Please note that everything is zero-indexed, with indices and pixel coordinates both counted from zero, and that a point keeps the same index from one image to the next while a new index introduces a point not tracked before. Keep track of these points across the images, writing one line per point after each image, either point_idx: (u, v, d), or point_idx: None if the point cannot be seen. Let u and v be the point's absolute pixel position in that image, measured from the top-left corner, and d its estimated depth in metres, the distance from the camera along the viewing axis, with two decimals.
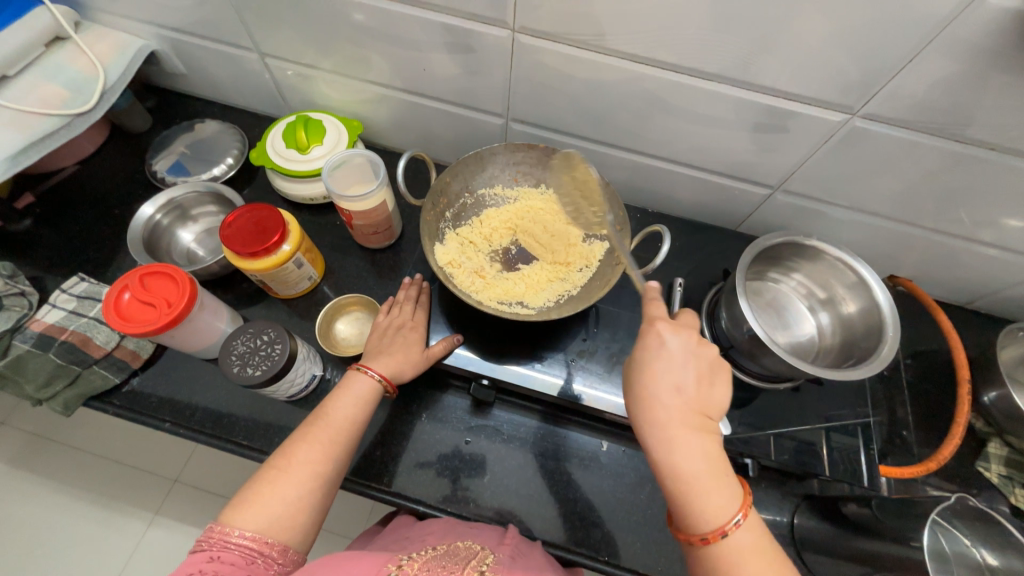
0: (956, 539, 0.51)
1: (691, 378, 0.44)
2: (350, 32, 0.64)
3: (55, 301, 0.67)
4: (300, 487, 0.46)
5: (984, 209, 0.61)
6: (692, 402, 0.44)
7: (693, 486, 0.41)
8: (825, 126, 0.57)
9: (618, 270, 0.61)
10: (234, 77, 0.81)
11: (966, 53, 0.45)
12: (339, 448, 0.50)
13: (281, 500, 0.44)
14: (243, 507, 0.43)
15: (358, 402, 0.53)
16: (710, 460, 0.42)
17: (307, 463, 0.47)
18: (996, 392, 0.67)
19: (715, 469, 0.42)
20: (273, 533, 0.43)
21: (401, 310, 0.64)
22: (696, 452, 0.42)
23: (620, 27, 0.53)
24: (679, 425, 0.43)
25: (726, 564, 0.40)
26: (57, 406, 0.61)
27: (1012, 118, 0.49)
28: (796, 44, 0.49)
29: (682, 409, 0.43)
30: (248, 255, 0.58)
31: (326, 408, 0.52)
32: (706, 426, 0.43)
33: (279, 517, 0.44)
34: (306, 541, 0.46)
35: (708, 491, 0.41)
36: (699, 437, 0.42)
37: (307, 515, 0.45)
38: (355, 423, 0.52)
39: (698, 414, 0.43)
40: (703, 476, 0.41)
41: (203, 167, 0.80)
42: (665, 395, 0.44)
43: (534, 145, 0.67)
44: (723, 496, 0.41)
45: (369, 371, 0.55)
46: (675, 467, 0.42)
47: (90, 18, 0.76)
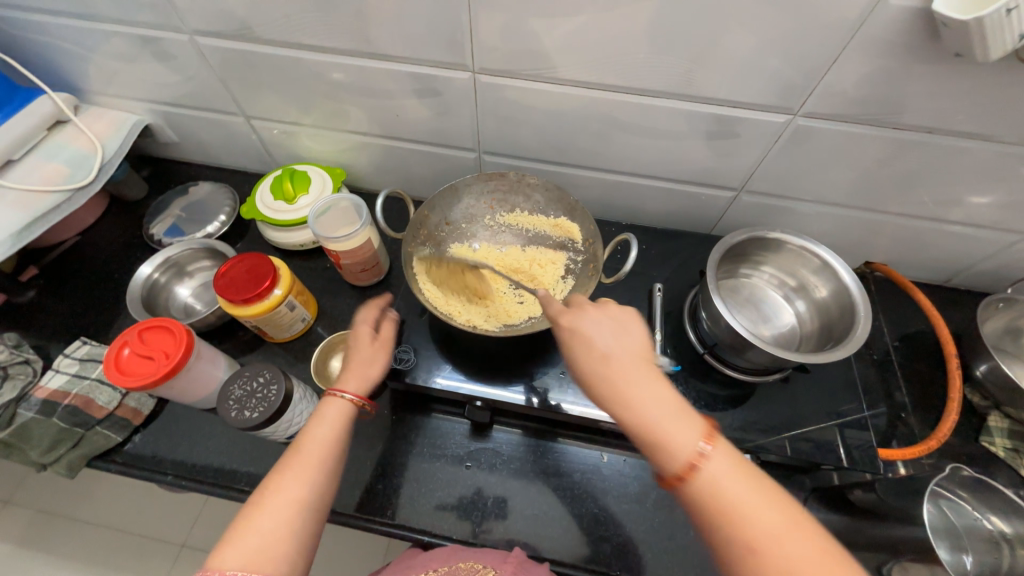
0: (963, 511, 0.53)
1: (613, 336, 0.46)
2: (327, 88, 0.70)
3: (58, 366, 0.69)
4: (276, 518, 0.44)
5: (940, 189, 0.64)
6: (623, 355, 0.44)
7: (656, 429, 0.40)
8: (771, 127, 0.61)
9: (594, 279, 0.64)
10: (224, 141, 0.86)
11: (883, 49, 0.50)
12: (313, 472, 0.48)
13: (259, 533, 0.43)
14: (225, 546, 0.43)
15: (333, 424, 0.51)
16: (661, 400, 0.42)
17: (284, 492, 0.46)
18: (986, 364, 0.68)
19: (668, 407, 0.41)
20: (254, 569, 0.42)
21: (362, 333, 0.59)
22: (644, 394, 0.42)
23: (568, 58, 0.58)
24: (621, 377, 0.43)
25: (711, 498, 0.38)
26: (61, 469, 0.61)
27: (940, 102, 0.53)
28: (728, 57, 0.54)
29: (614, 363, 0.44)
30: (241, 301, 0.61)
31: (302, 436, 0.51)
32: (648, 369, 0.44)
33: (258, 552, 0.42)
34: (298, 572, 0.44)
35: (669, 427, 0.40)
36: (647, 382, 0.43)
37: (288, 545, 0.44)
38: (332, 444, 0.50)
39: (634, 361, 0.44)
40: (661, 420, 0.41)
41: (197, 227, 0.84)
42: (592, 359, 0.45)
43: (504, 174, 0.72)
44: (684, 428, 0.40)
45: (343, 394, 0.53)
46: (633, 417, 0.42)
47: (88, 101, 0.82)
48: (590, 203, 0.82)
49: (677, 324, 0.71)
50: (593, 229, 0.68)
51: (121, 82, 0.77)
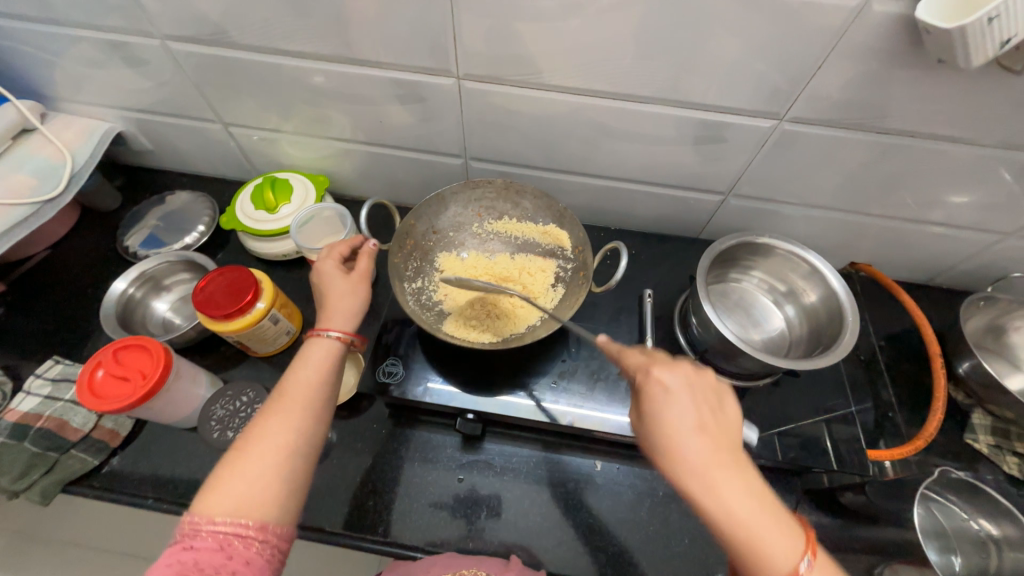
0: (953, 513, 0.55)
1: (703, 412, 0.41)
2: (307, 94, 0.68)
3: (29, 388, 0.66)
4: (264, 463, 0.43)
5: (922, 191, 0.65)
6: (718, 434, 0.40)
7: (755, 535, 0.37)
8: (758, 132, 0.61)
9: (584, 288, 0.63)
10: (201, 148, 0.84)
11: (866, 55, 0.50)
12: (299, 417, 0.46)
13: (246, 481, 0.42)
14: (211, 492, 0.41)
15: (318, 367, 0.50)
16: (758, 499, 0.38)
17: (269, 438, 0.44)
18: (968, 362, 0.69)
19: (767, 508, 0.38)
20: (245, 512, 0.41)
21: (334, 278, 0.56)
22: (741, 492, 0.38)
23: (554, 64, 0.57)
24: (718, 468, 0.39)
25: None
26: (34, 496, 0.59)
27: (922, 107, 0.54)
28: (714, 63, 0.54)
29: (711, 450, 0.39)
30: (222, 317, 0.59)
31: (285, 380, 0.49)
32: (740, 458, 0.40)
33: (247, 497, 0.41)
34: (289, 515, 0.43)
35: (768, 535, 0.37)
36: (743, 473, 0.39)
37: (278, 489, 0.43)
38: (319, 389, 0.48)
39: (728, 448, 0.40)
40: (759, 519, 0.37)
41: (174, 237, 0.81)
42: (688, 436, 0.40)
43: (491, 180, 0.70)
44: (784, 536, 0.37)
45: (329, 333, 0.51)
46: (729, 517, 0.37)
47: (56, 108, 0.79)
48: (579, 208, 0.82)
49: (667, 329, 0.71)
50: (582, 236, 0.67)
51: (90, 89, 0.74)
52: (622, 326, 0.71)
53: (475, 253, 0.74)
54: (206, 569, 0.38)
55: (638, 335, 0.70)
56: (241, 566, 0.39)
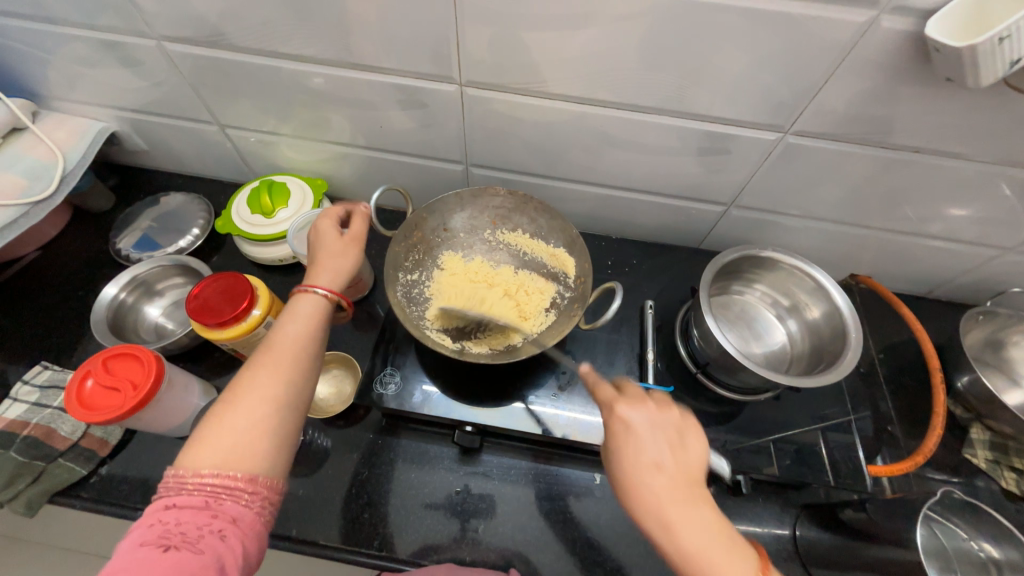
0: (954, 533, 0.52)
1: (665, 450, 0.43)
2: (306, 97, 0.67)
3: (16, 394, 0.64)
4: (252, 414, 0.42)
5: (924, 205, 0.64)
6: (676, 473, 0.42)
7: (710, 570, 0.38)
8: (761, 144, 0.61)
9: (576, 318, 0.61)
10: (197, 149, 0.82)
11: (874, 69, 0.49)
12: (288, 369, 0.45)
13: (232, 432, 0.41)
14: (196, 443, 0.40)
15: (309, 323, 0.49)
16: (714, 534, 0.40)
17: (257, 389, 0.43)
18: (967, 376, 0.69)
19: (723, 544, 0.39)
20: (232, 463, 0.40)
21: (326, 236, 0.56)
22: (697, 526, 0.40)
23: (558, 73, 0.56)
24: (673, 503, 0.41)
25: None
26: (19, 507, 0.57)
27: (927, 123, 0.53)
28: (720, 74, 0.53)
29: (668, 484, 0.42)
30: (216, 325, 0.57)
31: (274, 334, 0.48)
32: (699, 494, 0.42)
33: (234, 448, 0.40)
34: (279, 468, 0.43)
35: (723, 569, 0.38)
36: (697, 508, 0.41)
37: (268, 439, 0.42)
38: (308, 343, 0.48)
39: (687, 483, 0.42)
40: (712, 554, 0.39)
41: (168, 240, 0.80)
42: (649, 473, 0.42)
43: (511, 192, 0.69)
44: (739, 569, 0.38)
45: (316, 290, 0.51)
46: (683, 551, 0.39)
47: (47, 107, 0.77)
48: (580, 216, 0.81)
49: (668, 340, 0.71)
50: (588, 266, 0.66)
51: (83, 88, 0.72)
52: (623, 336, 0.71)
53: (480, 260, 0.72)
54: (191, 528, 0.37)
55: (639, 346, 0.69)
56: (229, 524, 0.38)
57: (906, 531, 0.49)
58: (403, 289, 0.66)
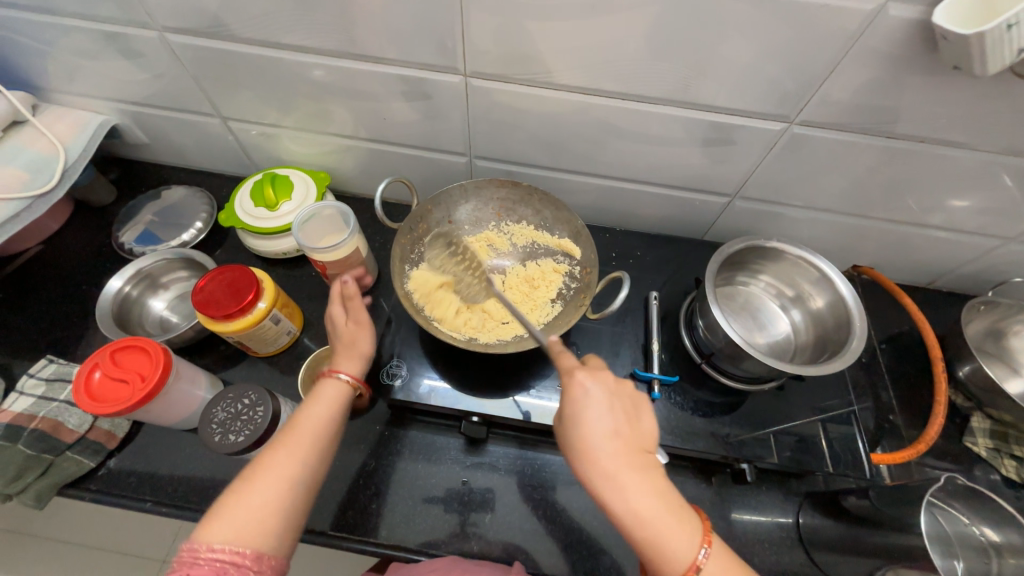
0: (956, 519, 0.53)
1: (622, 420, 0.46)
2: (309, 89, 0.66)
3: (23, 387, 0.64)
4: (268, 492, 0.44)
5: (928, 195, 0.65)
6: (629, 442, 0.45)
7: (656, 531, 0.43)
8: (766, 135, 0.61)
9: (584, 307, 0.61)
10: (199, 143, 0.82)
11: (881, 58, 0.49)
12: (306, 449, 0.48)
13: (247, 508, 0.43)
14: (214, 519, 0.43)
15: (333, 407, 0.51)
16: (662, 498, 0.44)
17: (275, 468, 0.46)
18: (969, 365, 0.69)
19: (669, 507, 0.43)
20: (243, 541, 0.42)
21: (336, 318, 0.57)
22: (648, 491, 0.43)
23: (563, 63, 0.56)
24: (626, 467, 0.44)
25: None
26: (29, 499, 0.57)
27: (932, 113, 0.53)
28: (726, 65, 0.53)
29: (623, 452, 0.45)
30: (222, 317, 0.57)
31: (298, 413, 0.50)
32: (648, 461, 0.45)
33: (247, 525, 0.42)
34: (284, 547, 0.44)
35: (671, 530, 0.43)
36: (647, 476, 0.44)
37: (278, 518, 0.44)
38: (327, 427, 0.50)
39: (638, 452, 0.45)
40: (659, 518, 0.43)
41: (170, 234, 0.79)
42: (601, 440, 0.45)
43: (518, 183, 0.70)
44: (682, 531, 0.43)
45: (339, 375, 0.53)
46: (635, 515, 0.43)
47: (48, 100, 0.77)
48: (583, 208, 0.81)
49: (673, 331, 0.71)
50: (594, 257, 0.67)
51: (84, 80, 0.72)
52: (627, 327, 0.71)
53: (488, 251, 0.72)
54: None
55: (645, 337, 0.70)
56: None
57: (910, 517, 0.50)
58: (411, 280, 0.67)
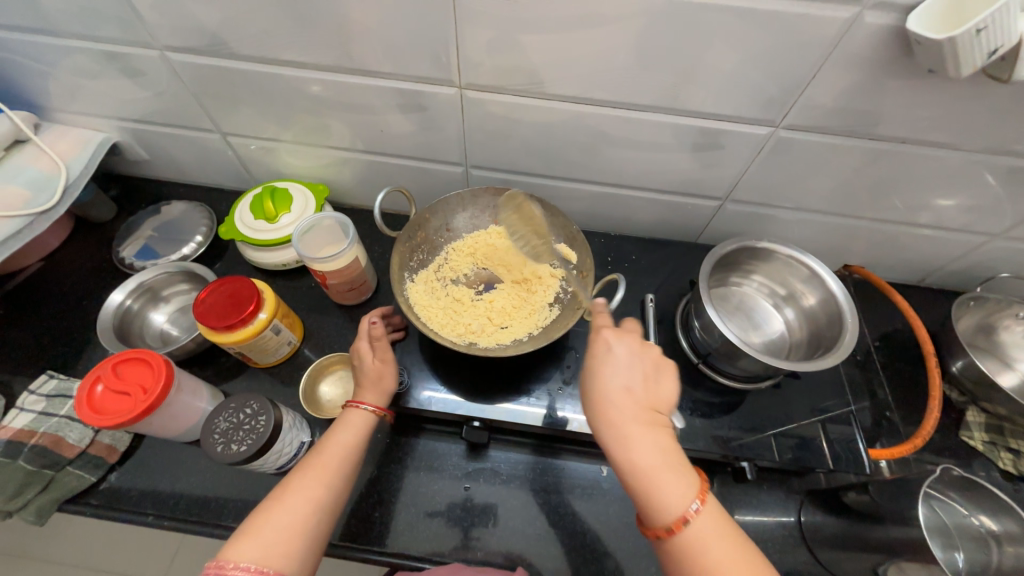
0: (954, 510, 0.55)
1: (638, 378, 0.48)
2: (308, 104, 0.68)
3: (23, 404, 0.64)
4: (296, 512, 0.47)
5: (913, 194, 0.66)
6: (641, 398, 0.48)
7: (653, 481, 0.44)
8: (754, 139, 0.62)
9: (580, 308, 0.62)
10: (198, 158, 0.83)
11: (860, 63, 0.51)
12: (332, 473, 0.51)
13: (276, 526, 0.45)
14: (242, 537, 0.44)
15: (357, 436, 0.54)
16: (664, 453, 0.45)
17: (303, 489, 0.48)
18: (962, 360, 0.71)
19: (671, 461, 0.45)
20: (269, 560, 0.43)
21: (362, 357, 0.59)
22: (650, 443, 0.45)
23: (555, 73, 0.58)
24: (633, 421, 0.46)
25: (687, 551, 0.42)
26: (30, 516, 0.57)
27: (912, 114, 0.55)
28: (712, 72, 0.55)
29: (633, 407, 0.47)
30: (224, 328, 0.58)
31: (324, 440, 0.53)
32: (657, 420, 0.47)
33: (274, 545, 0.44)
34: (304, 572, 0.45)
35: (667, 482, 0.44)
36: (653, 431, 0.46)
37: (302, 539, 0.46)
38: (352, 455, 0.53)
39: (649, 409, 0.47)
40: (657, 468, 0.44)
41: (171, 248, 0.80)
42: (614, 394, 0.47)
43: (512, 190, 0.71)
44: (680, 484, 0.44)
45: (363, 406, 0.56)
46: (635, 464, 0.45)
47: (50, 119, 0.78)
48: (578, 214, 0.83)
49: (669, 333, 0.72)
50: (588, 261, 0.68)
51: (86, 99, 0.73)
52: None
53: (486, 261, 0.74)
54: None
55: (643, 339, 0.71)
56: None
57: (909, 510, 0.51)
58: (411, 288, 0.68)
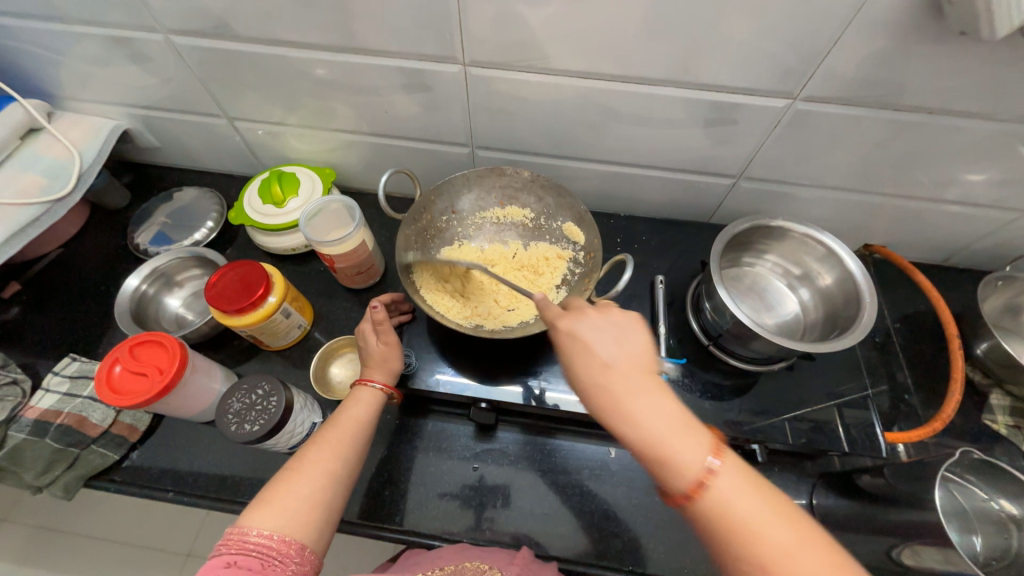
0: (973, 495, 0.53)
1: (610, 342, 0.44)
2: (312, 86, 0.67)
3: (48, 385, 0.67)
4: (314, 484, 0.48)
5: (939, 169, 0.63)
6: (623, 361, 0.43)
7: (660, 446, 0.39)
8: (770, 113, 0.60)
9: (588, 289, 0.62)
10: (207, 144, 0.83)
11: (886, 28, 0.48)
12: (346, 447, 0.52)
13: (294, 497, 0.46)
14: (261, 508, 0.45)
15: (369, 412, 0.55)
16: (664, 413, 0.41)
17: (318, 461, 0.49)
18: (987, 343, 0.68)
19: (673, 421, 0.40)
20: (289, 530, 0.44)
21: (367, 341, 0.59)
22: (646, 408, 0.41)
23: (561, 47, 0.56)
24: (621, 388, 0.42)
25: (721, 517, 0.38)
26: (58, 491, 0.60)
27: (940, 83, 0.52)
28: (725, 42, 0.52)
29: (615, 374, 0.43)
30: (234, 311, 0.59)
31: (338, 414, 0.54)
32: (648, 379, 0.43)
33: (294, 515, 0.45)
34: (321, 542, 0.47)
35: (677, 444, 0.39)
36: (649, 394, 0.41)
37: (320, 510, 0.47)
38: (364, 429, 0.54)
39: (635, 372, 0.43)
40: (662, 433, 0.40)
41: (184, 234, 0.81)
42: (594, 367, 0.43)
43: (517, 171, 0.70)
44: (691, 445, 0.39)
45: (371, 384, 0.57)
46: (637, 434, 0.40)
47: (62, 107, 0.79)
48: (587, 195, 0.81)
49: (680, 315, 0.71)
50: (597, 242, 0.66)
51: (96, 86, 0.73)
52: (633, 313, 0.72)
53: (492, 244, 0.74)
54: None
55: (652, 320, 0.70)
56: None
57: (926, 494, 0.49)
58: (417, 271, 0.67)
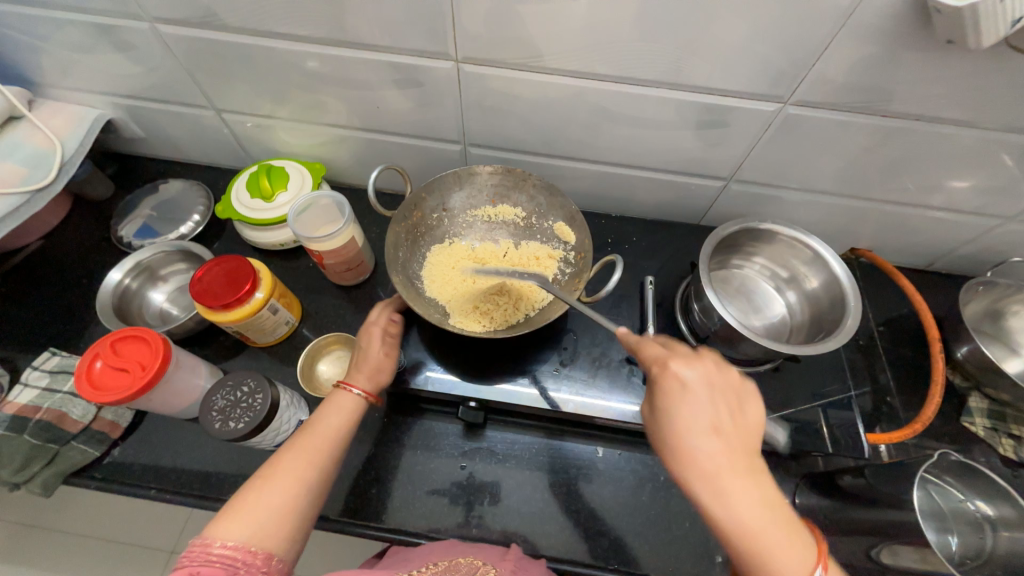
0: (950, 495, 0.55)
1: (724, 413, 0.42)
2: (302, 78, 0.66)
3: (27, 380, 0.65)
4: (285, 492, 0.47)
5: (925, 174, 0.64)
6: (735, 440, 0.41)
7: (760, 543, 0.38)
8: (761, 116, 0.60)
9: (578, 289, 0.62)
10: (194, 135, 0.82)
11: (875, 34, 0.49)
12: (319, 454, 0.51)
13: (264, 506, 0.46)
14: (229, 517, 0.45)
15: (348, 418, 0.55)
16: (768, 506, 0.39)
17: (290, 469, 0.49)
18: (967, 346, 0.70)
19: (778, 519, 0.39)
20: (256, 540, 0.44)
21: (371, 344, 0.60)
22: (753, 498, 0.39)
23: (555, 46, 0.56)
24: (732, 470, 0.40)
25: None
26: (35, 488, 0.59)
27: (926, 90, 0.53)
28: (717, 45, 0.53)
29: (726, 453, 0.41)
30: (220, 308, 0.58)
31: (315, 419, 0.54)
32: (756, 466, 0.41)
33: (261, 525, 0.45)
34: (291, 551, 0.46)
35: (780, 548, 0.38)
36: (754, 484, 0.40)
37: (290, 519, 0.46)
38: (340, 436, 0.53)
39: (746, 453, 0.41)
40: (767, 529, 0.39)
41: (169, 227, 0.80)
42: (705, 440, 0.41)
43: (511, 169, 0.69)
44: (794, 551, 0.38)
45: (353, 389, 0.56)
46: (738, 523, 0.39)
47: (43, 95, 0.77)
48: (579, 195, 0.81)
49: (669, 316, 0.72)
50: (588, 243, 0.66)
51: (78, 74, 0.72)
52: (623, 313, 0.72)
53: (483, 243, 0.73)
54: None
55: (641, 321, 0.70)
56: None
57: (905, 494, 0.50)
58: (406, 269, 0.67)
